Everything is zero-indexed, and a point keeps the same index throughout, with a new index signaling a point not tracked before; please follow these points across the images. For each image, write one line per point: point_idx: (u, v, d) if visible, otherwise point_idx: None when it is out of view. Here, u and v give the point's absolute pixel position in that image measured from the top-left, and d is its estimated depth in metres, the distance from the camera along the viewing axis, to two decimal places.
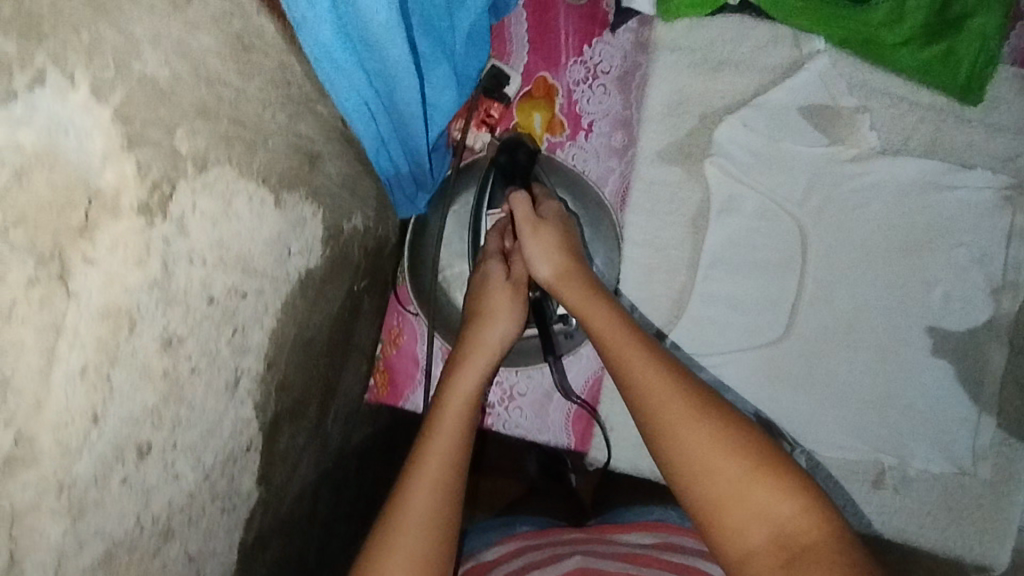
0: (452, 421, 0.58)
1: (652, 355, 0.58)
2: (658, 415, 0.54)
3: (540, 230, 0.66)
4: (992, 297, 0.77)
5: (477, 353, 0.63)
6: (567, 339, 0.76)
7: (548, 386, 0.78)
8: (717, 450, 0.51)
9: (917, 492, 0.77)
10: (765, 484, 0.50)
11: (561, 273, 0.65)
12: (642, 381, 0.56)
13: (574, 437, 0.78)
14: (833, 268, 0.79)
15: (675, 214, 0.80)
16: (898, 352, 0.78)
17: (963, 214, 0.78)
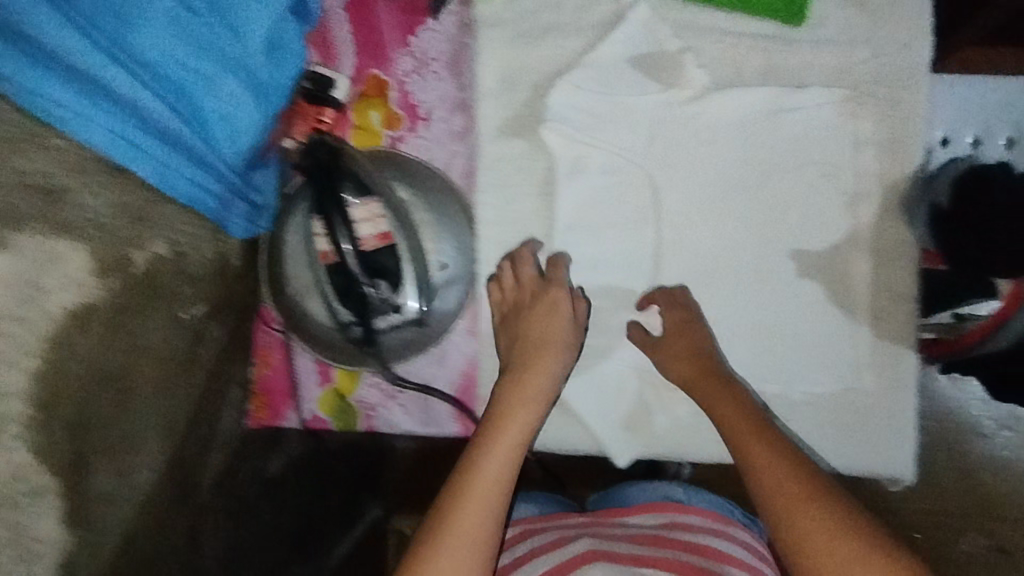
0: (508, 445, 0.66)
1: (771, 446, 0.64)
2: (737, 445, 0.66)
3: (660, 345, 0.76)
4: (848, 210, 0.78)
5: (529, 393, 0.70)
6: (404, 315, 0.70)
7: (426, 377, 0.79)
8: (788, 475, 0.61)
9: (807, 415, 0.77)
10: (819, 504, 0.58)
11: (695, 377, 0.73)
12: (732, 420, 0.68)
13: (458, 425, 0.78)
14: (688, 211, 0.78)
15: (524, 186, 0.79)
16: (766, 280, 0.78)
17: (807, 134, 0.78)
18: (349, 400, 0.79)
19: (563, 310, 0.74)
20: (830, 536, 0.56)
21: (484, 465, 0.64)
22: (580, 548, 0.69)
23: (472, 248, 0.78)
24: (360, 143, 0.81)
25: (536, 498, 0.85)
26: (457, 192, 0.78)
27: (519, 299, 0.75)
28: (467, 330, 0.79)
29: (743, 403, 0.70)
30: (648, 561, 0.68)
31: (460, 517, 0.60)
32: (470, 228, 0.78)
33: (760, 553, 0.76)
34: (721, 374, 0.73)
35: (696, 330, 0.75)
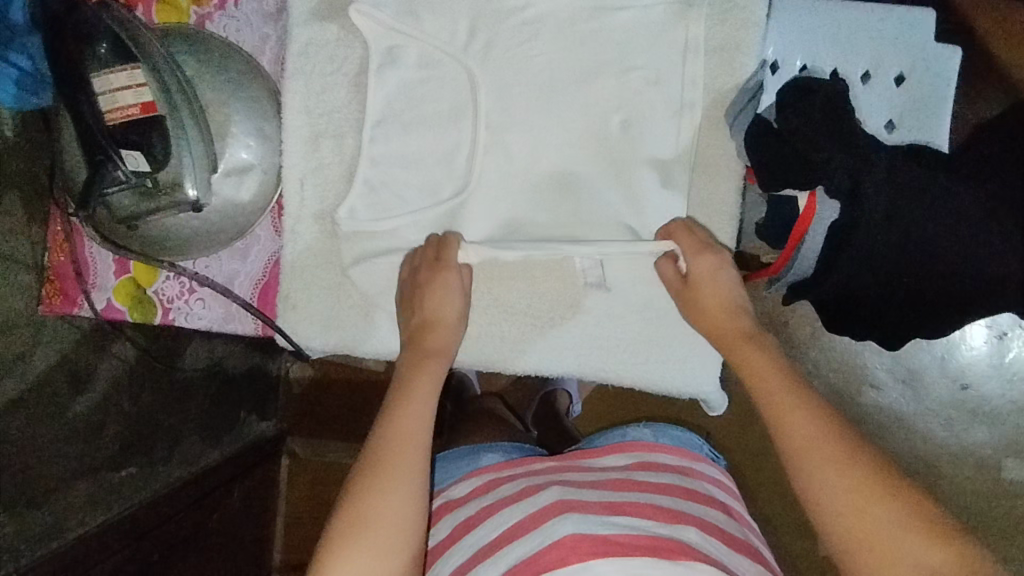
0: (412, 437, 0.61)
1: (798, 392, 0.60)
2: (769, 404, 0.61)
3: (698, 286, 0.69)
4: (672, 118, 0.74)
5: (425, 378, 0.66)
6: (154, 206, 0.65)
7: (227, 273, 0.77)
8: (827, 436, 0.56)
9: (614, 330, 0.76)
10: (864, 469, 0.54)
11: (719, 325, 0.68)
12: (751, 363, 0.64)
13: (259, 323, 0.78)
14: (508, 111, 0.74)
15: (335, 75, 0.76)
16: (582, 191, 0.74)
17: (635, 34, 0.73)
18: (147, 291, 0.76)
19: (444, 301, 0.70)
20: (875, 510, 0.53)
21: (396, 467, 0.59)
22: (547, 499, 0.62)
23: (278, 139, 0.75)
24: (163, 19, 0.75)
25: (501, 448, 0.80)
26: (264, 74, 0.75)
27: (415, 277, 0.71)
28: (272, 227, 0.78)
29: (762, 357, 0.64)
30: (623, 507, 0.61)
31: (365, 515, 0.57)
32: (276, 117, 0.75)
33: (730, 487, 0.73)
34: (738, 313, 0.68)
35: (725, 275, 0.69)
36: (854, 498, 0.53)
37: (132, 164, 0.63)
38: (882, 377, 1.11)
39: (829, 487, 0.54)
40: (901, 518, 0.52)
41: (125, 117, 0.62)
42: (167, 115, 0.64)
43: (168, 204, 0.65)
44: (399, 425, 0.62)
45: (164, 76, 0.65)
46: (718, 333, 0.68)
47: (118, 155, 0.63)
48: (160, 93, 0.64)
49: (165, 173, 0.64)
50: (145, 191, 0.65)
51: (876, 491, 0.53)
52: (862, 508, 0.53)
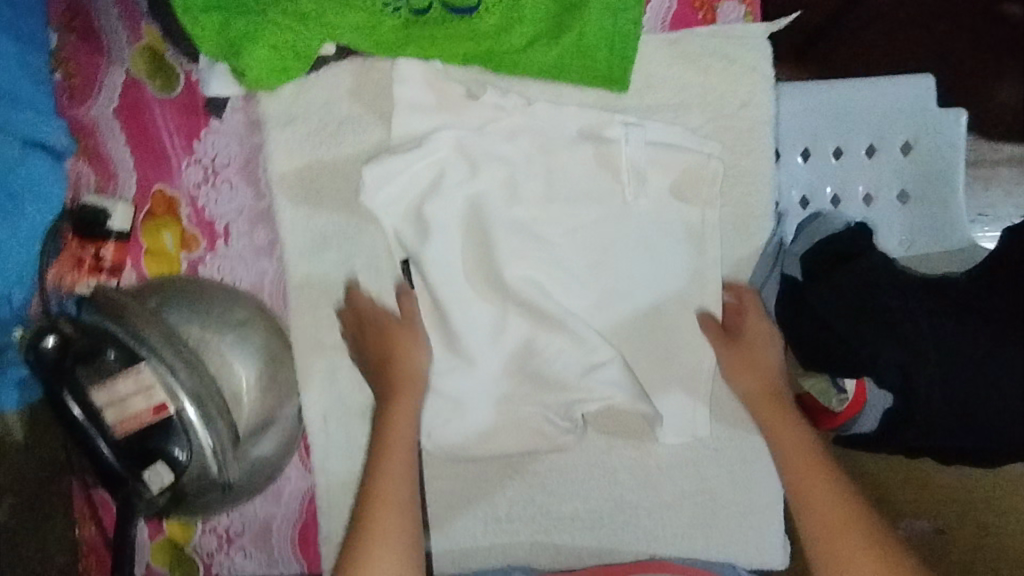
0: (401, 452, 0.67)
1: (801, 448, 0.68)
2: (787, 465, 0.68)
3: (738, 345, 0.71)
4: (696, 286, 0.72)
5: (398, 444, 0.67)
6: (188, 499, 0.65)
7: (264, 518, 0.74)
8: (817, 484, 0.67)
9: (668, 516, 0.74)
10: (835, 513, 0.65)
11: (756, 395, 0.71)
12: (777, 428, 0.70)
13: (305, 561, 0.75)
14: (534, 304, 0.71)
15: (341, 302, 0.73)
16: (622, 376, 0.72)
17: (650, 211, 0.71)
18: (186, 550, 0.74)
19: (417, 360, 0.69)
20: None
21: (389, 506, 0.66)
22: None
23: (294, 382, 0.73)
24: (155, 271, 0.73)
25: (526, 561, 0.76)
26: (269, 313, 0.72)
27: (364, 312, 0.72)
28: (301, 462, 0.75)
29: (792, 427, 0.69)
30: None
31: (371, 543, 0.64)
32: (288, 357, 0.72)
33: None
34: (776, 392, 0.71)
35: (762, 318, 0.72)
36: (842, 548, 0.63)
37: (160, 482, 0.61)
38: None
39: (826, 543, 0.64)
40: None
41: (138, 425, 0.60)
42: (182, 411, 0.62)
43: (205, 494, 0.65)
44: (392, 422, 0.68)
45: (175, 368, 0.63)
46: (756, 406, 0.71)
47: (139, 476, 0.60)
48: (172, 388, 0.62)
49: (189, 470, 0.62)
50: (172, 491, 0.63)
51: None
52: (827, 534, 0.64)
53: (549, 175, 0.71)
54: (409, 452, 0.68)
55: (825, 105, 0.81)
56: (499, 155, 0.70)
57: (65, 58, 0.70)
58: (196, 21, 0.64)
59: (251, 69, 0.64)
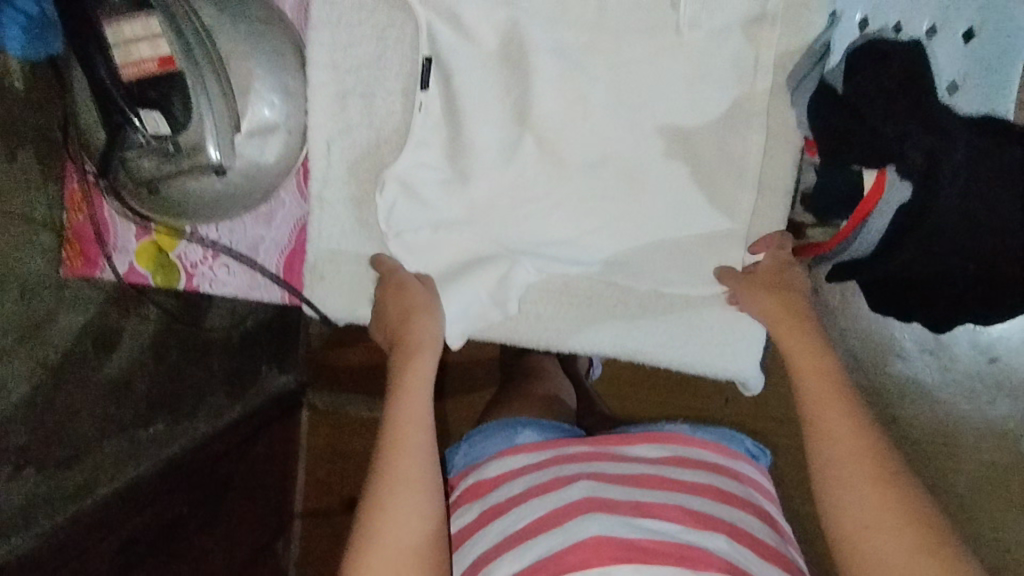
0: (418, 390, 0.64)
1: (819, 348, 0.63)
2: (779, 334, 0.65)
3: (758, 275, 0.69)
4: (734, 76, 0.69)
5: (420, 335, 0.67)
6: (181, 174, 0.63)
7: (253, 239, 0.73)
8: (806, 353, 0.63)
9: (653, 311, 0.75)
10: (853, 416, 0.58)
11: (773, 311, 0.67)
12: (794, 348, 0.63)
13: (287, 289, 0.74)
14: (565, 69, 0.69)
15: (364, 28, 0.70)
16: (640, 165, 0.71)
17: None
18: (169, 256, 0.73)
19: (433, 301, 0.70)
20: (868, 492, 0.54)
21: (412, 393, 0.64)
22: (573, 495, 0.63)
23: (304, 98, 0.70)
24: None
25: (538, 426, 0.81)
26: (289, 24, 0.69)
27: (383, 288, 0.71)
28: (298, 190, 0.74)
29: (791, 288, 0.68)
30: (650, 510, 0.61)
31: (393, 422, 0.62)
32: (303, 73, 0.70)
33: (766, 488, 0.73)
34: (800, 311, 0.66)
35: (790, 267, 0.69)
36: (832, 420, 0.58)
37: (154, 128, 0.60)
38: (909, 344, 1.01)
39: (816, 408, 0.59)
40: (907, 520, 0.52)
41: (143, 72, 0.59)
42: (186, 70, 0.60)
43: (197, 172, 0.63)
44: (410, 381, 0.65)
45: (184, 30, 0.60)
46: (776, 323, 0.66)
47: (135, 116, 0.59)
48: (179, 47, 0.60)
49: (185, 132, 0.61)
50: (165, 153, 0.61)
51: (871, 477, 0.55)
52: (836, 418, 0.58)
53: None
54: (429, 343, 0.67)
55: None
56: None
57: None
58: None
59: None
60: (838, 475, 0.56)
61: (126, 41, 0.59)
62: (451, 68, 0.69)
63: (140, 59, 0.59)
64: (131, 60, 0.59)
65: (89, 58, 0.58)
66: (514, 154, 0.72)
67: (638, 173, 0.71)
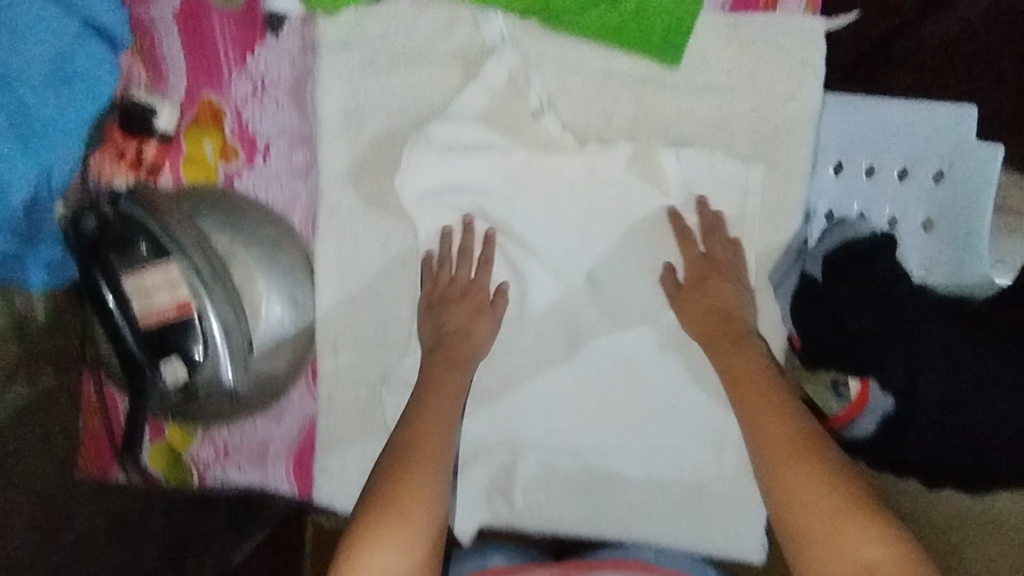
0: (446, 398, 0.67)
1: (759, 368, 0.66)
2: (711, 340, 0.69)
3: (710, 280, 0.70)
4: None
5: (460, 356, 0.70)
6: (199, 404, 0.67)
7: (263, 436, 0.76)
8: (745, 370, 0.66)
9: (655, 491, 0.76)
10: (789, 439, 0.60)
11: (712, 326, 0.69)
12: (738, 364, 0.66)
13: (296, 482, 0.76)
14: (559, 267, 0.73)
15: (368, 236, 0.74)
16: (633, 355, 0.74)
17: (687, 194, 0.72)
18: (183, 455, 0.76)
19: (482, 333, 0.71)
20: (795, 474, 0.58)
21: (439, 409, 0.66)
22: None
23: (312, 306, 0.74)
24: (192, 177, 0.73)
25: (505, 548, 0.77)
26: (297, 237, 0.73)
27: (446, 292, 0.72)
28: (306, 388, 0.76)
29: (720, 291, 0.70)
30: None
31: (417, 449, 0.63)
32: (310, 281, 0.74)
33: None
34: (742, 331, 0.68)
35: (732, 287, 0.70)
36: (765, 418, 0.62)
37: (173, 377, 0.64)
38: None
39: (745, 407, 0.64)
40: (823, 491, 0.57)
41: (162, 319, 0.63)
42: (204, 317, 0.64)
43: (216, 400, 0.67)
44: (435, 392, 0.67)
45: (201, 271, 0.64)
46: (712, 335, 0.69)
47: (156, 368, 0.63)
48: (200, 293, 0.64)
49: (203, 370, 0.64)
50: (186, 393, 0.65)
51: (792, 459, 0.59)
52: (768, 429, 0.62)
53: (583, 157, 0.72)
54: (467, 372, 0.70)
55: (868, 128, 0.80)
56: (541, 113, 0.72)
57: None
58: None
59: None
60: (792, 491, 0.58)
61: (146, 290, 0.63)
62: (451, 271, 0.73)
63: (163, 308, 0.63)
64: (153, 311, 0.63)
65: (114, 310, 0.63)
66: (512, 344, 0.75)
67: (632, 362, 0.74)
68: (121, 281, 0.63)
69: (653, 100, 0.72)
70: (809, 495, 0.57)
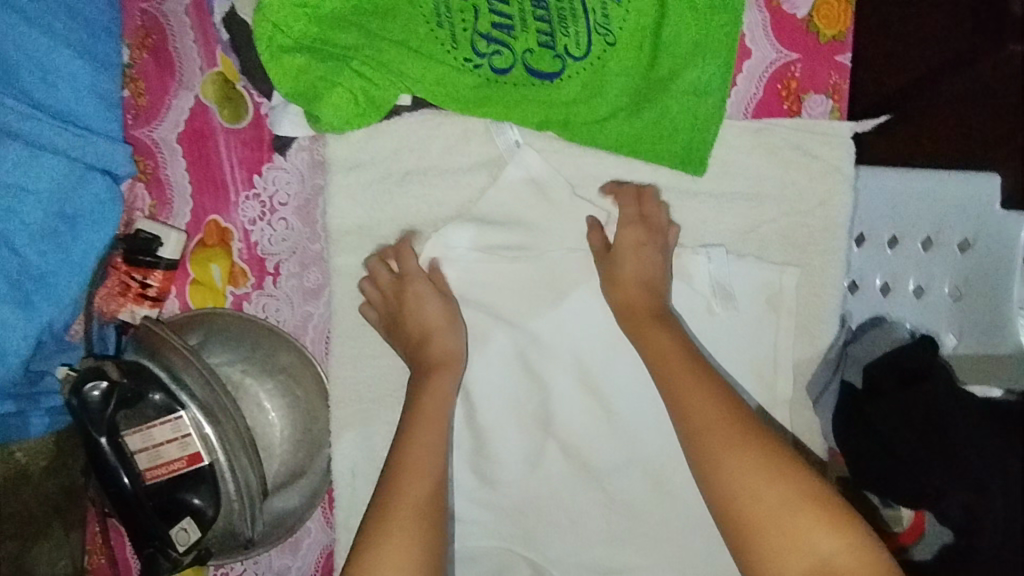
0: (433, 429, 0.63)
1: (680, 350, 0.63)
2: (634, 323, 0.65)
3: (641, 251, 0.66)
4: (756, 383, 0.70)
5: (447, 358, 0.66)
6: (213, 555, 0.63)
7: (278, 569, 0.71)
8: (667, 352, 0.63)
9: None
10: (720, 420, 0.58)
11: (633, 298, 0.66)
12: (656, 345, 0.63)
13: None
14: (586, 380, 0.70)
15: (385, 357, 0.70)
16: (670, 475, 0.69)
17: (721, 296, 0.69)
18: None
19: (449, 336, 0.67)
20: (733, 454, 0.56)
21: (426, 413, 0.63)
22: None
23: (327, 434, 0.70)
24: (199, 303, 0.71)
25: None
26: (310, 360, 0.70)
27: (410, 290, 0.67)
28: (324, 518, 0.72)
29: (647, 261, 0.66)
30: None
31: (406, 465, 0.61)
32: (324, 406, 0.70)
33: None
34: (657, 306, 0.66)
35: (649, 250, 0.66)
36: (696, 399, 0.59)
37: (185, 538, 0.60)
38: None
39: (676, 391, 0.60)
40: (764, 473, 0.54)
41: (170, 472, 0.59)
42: (216, 466, 0.60)
43: (229, 551, 0.64)
44: (427, 406, 0.64)
45: (213, 417, 0.61)
46: (632, 314, 0.65)
47: (167, 533, 0.59)
48: (209, 441, 0.60)
49: (216, 524, 0.61)
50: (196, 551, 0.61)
51: (728, 438, 0.56)
52: (699, 407, 0.59)
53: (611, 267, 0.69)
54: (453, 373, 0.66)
55: (910, 195, 0.72)
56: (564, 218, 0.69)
57: (136, 76, 0.69)
58: (276, 60, 0.64)
59: (326, 113, 0.65)
60: (729, 473, 0.55)
61: (157, 443, 0.60)
62: (472, 387, 0.70)
63: (174, 465, 0.60)
64: (166, 467, 0.60)
65: (122, 472, 0.59)
66: (541, 461, 0.70)
67: (670, 481, 0.69)
68: (126, 435, 0.60)
69: (679, 205, 0.70)
70: (752, 490, 0.54)
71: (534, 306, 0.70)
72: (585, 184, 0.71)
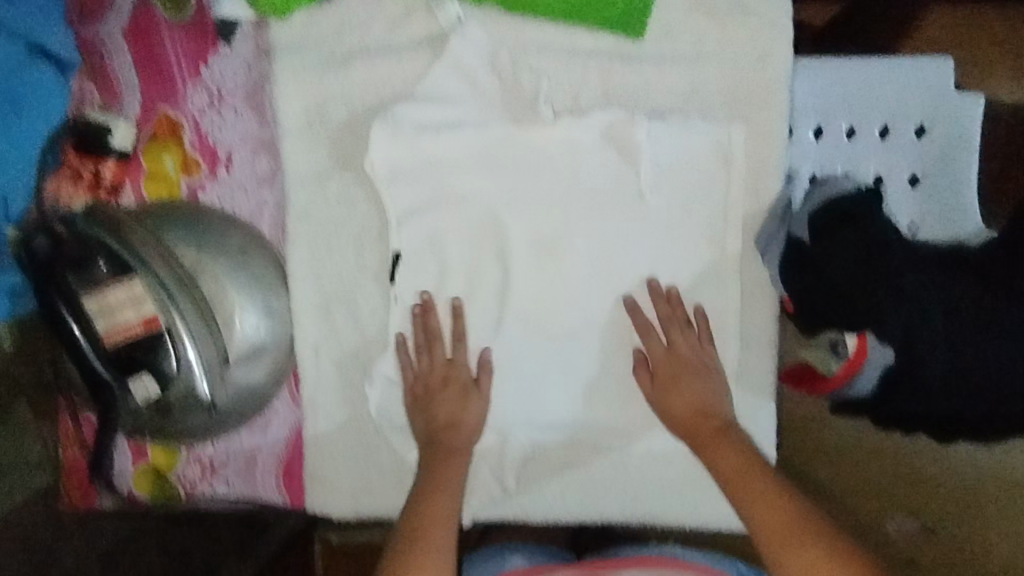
0: (449, 484, 0.66)
1: (708, 411, 0.67)
2: (665, 397, 0.69)
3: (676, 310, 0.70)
4: (705, 239, 0.71)
5: (459, 422, 0.69)
6: (177, 418, 0.65)
7: (250, 446, 0.74)
8: (701, 418, 0.67)
9: (656, 473, 0.73)
10: (758, 487, 0.62)
11: (668, 378, 0.69)
12: (681, 406, 0.68)
13: (287, 493, 0.74)
14: (538, 248, 0.71)
15: (340, 237, 0.72)
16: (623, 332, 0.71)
17: (666, 157, 0.70)
18: (168, 475, 0.74)
19: (473, 402, 0.70)
20: (779, 527, 0.60)
21: (444, 482, 0.66)
22: None
23: (288, 312, 0.72)
24: (153, 193, 0.72)
25: (529, 550, 0.75)
26: (266, 243, 0.72)
27: (436, 384, 0.70)
28: (289, 396, 0.74)
29: (698, 338, 0.70)
30: None
31: (421, 527, 0.63)
32: (284, 287, 0.72)
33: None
34: (697, 370, 0.69)
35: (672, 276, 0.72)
36: (729, 464, 0.64)
37: (144, 393, 0.62)
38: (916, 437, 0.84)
39: (711, 452, 0.65)
40: (804, 539, 0.59)
41: (129, 335, 0.61)
42: (172, 329, 0.62)
43: (193, 415, 0.65)
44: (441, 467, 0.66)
45: (166, 284, 0.63)
46: (664, 385, 0.69)
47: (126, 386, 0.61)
48: (163, 304, 0.62)
49: (175, 385, 0.62)
50: (158, 406, 0.63)
51: (770, 505, 0.61)
52: (728, 466, 0.64)
53: (559, 137, 0.70)
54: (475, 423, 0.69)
55: (845, 85, 0.74)
56: (508, 93, 0.71)
57: None
58: None
59: None
60: (776, 540, 0.59)
61: (113, 308, 0.61)
62: (426, 262, 0.71)
63: (129, 327, 0.61)
64: (123, 331, 0.61)
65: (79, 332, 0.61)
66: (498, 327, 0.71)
67: (623, 340, 0.71)
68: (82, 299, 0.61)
69: (621, 72, 0.71)
70: (799, 552, 0.58)
71: (483, 179, 0.71)
72: (528, 54, 0.71)
